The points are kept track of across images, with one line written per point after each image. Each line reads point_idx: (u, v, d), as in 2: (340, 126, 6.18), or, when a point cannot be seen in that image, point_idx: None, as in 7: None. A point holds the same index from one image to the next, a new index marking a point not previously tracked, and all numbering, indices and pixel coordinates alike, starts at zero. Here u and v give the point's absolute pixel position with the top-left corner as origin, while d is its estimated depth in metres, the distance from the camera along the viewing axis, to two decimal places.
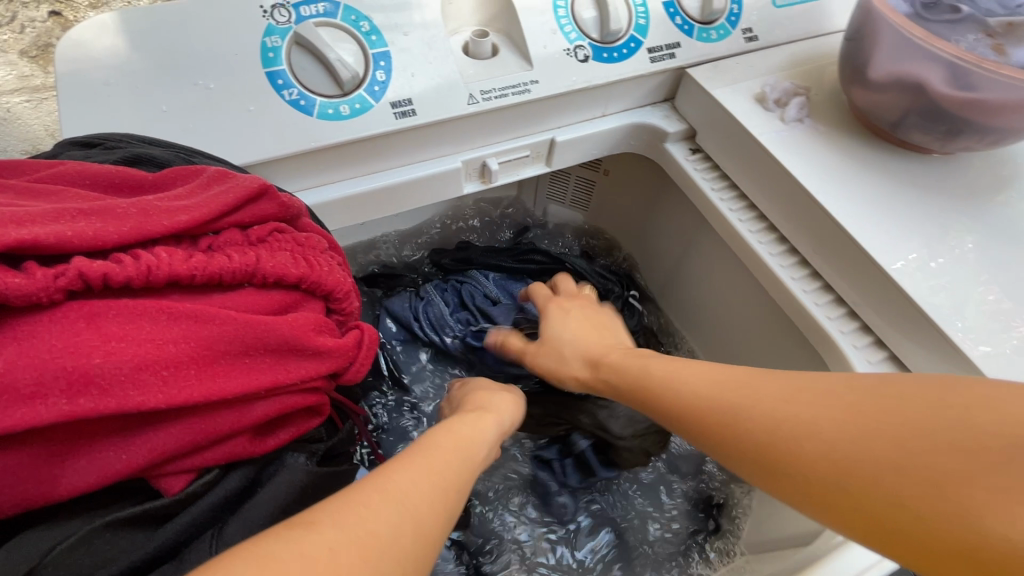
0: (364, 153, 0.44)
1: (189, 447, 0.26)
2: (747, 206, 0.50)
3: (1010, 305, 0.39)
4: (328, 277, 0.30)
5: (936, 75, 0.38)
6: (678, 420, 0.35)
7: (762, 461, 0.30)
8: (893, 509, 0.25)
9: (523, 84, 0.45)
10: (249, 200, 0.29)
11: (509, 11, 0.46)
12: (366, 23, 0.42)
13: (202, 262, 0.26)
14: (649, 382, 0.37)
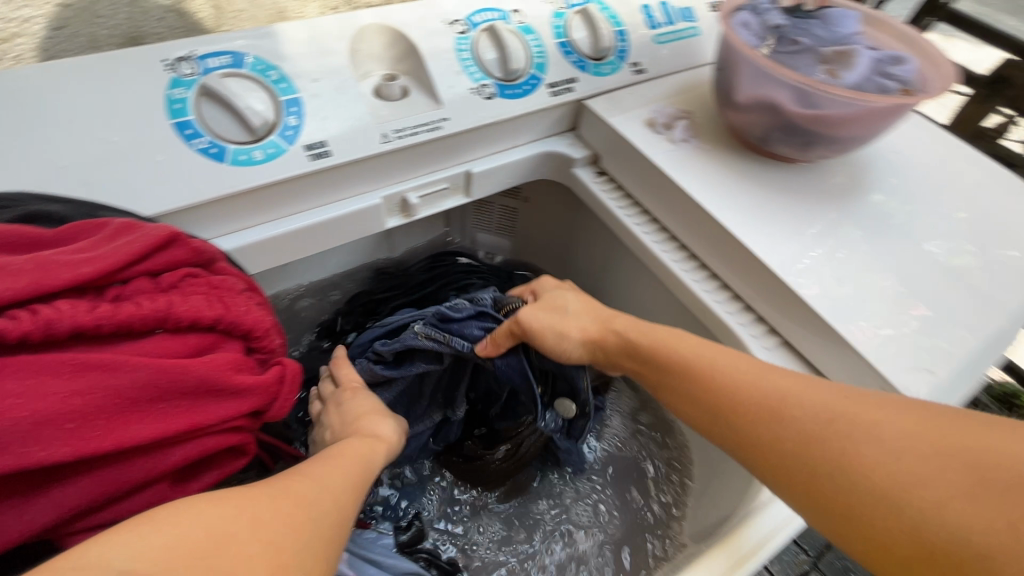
0: (282, 197, 0.44)
1: (103, 495, 0.27)
2: (650, 220, 0.55)
3: (874, 285, 0.45)
4: (245, 317, 0.31)
5: (786, 96, 0.45)
6: (696, 398, 0.40)
7: (779, 438, 0.36)
8: (881, 505, 0.31)
9: (434, 122, 0.48)
10: (159, 247, 0.29)
11: (415, 55, 0.49)
12: (274, 72, 0.43)
13: (109, 311, 0.26)
14: (684, 364, 0.41)
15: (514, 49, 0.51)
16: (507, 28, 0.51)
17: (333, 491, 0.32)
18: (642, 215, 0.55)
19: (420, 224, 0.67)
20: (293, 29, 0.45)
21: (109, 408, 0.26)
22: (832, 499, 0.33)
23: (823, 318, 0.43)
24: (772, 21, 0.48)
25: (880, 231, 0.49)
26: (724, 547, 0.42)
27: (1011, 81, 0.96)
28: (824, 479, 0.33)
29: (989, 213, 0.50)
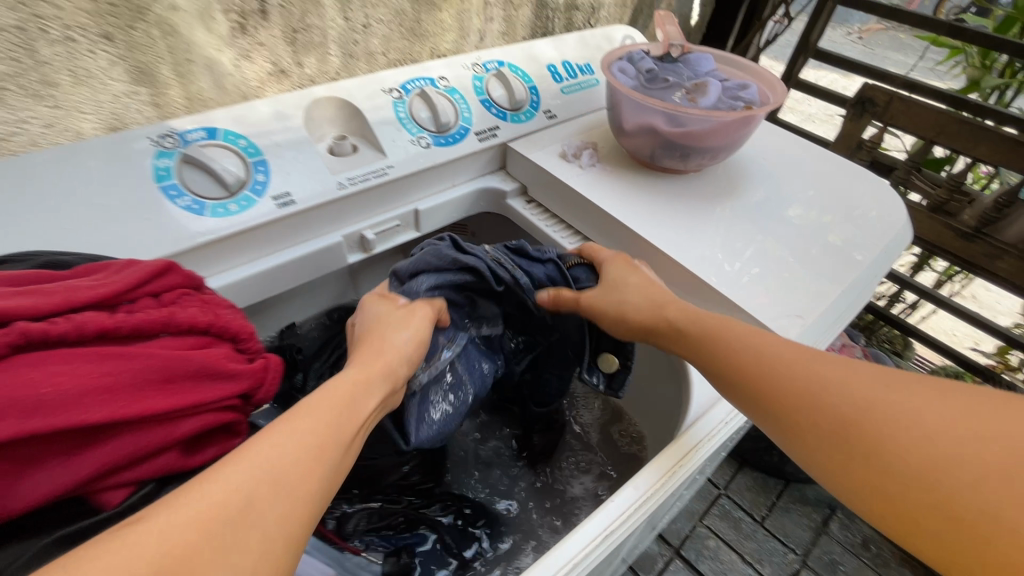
0: (254, 242, 0.52)
1: (128, 459, 0.31)
2: (576, 234, 0.65)
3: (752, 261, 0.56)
4: (233, 323, 0.38)
5: (659, 120, 0.56)
6: (741, 385, 0.45)
7: (813, 420, 0.41)
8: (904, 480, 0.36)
9: (381, 169, 0.58)
10: (159, 273, 0.37)
11: (361, 119, 0.59)
12: (243, 140, 0.52)
13: (126, 317, 0.33)
14: (733, 360, 0.46)
15: (443, 106, 0.62)
16: (436, 92, 0.63)
17: (301, 463, 0.33)
18: (566, 228, 0.65)
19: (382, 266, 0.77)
20: (258, 104, 0.55)
21: (133, 384, 0.31)
22: (856, 467, 0.38)
23: (722, 292, 0.53)
24: (645, 66, 0.60)
25: (755, 220, 0.60)
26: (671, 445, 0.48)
27: (874, 102, 1.17)
28: (849, 434, 0.39)
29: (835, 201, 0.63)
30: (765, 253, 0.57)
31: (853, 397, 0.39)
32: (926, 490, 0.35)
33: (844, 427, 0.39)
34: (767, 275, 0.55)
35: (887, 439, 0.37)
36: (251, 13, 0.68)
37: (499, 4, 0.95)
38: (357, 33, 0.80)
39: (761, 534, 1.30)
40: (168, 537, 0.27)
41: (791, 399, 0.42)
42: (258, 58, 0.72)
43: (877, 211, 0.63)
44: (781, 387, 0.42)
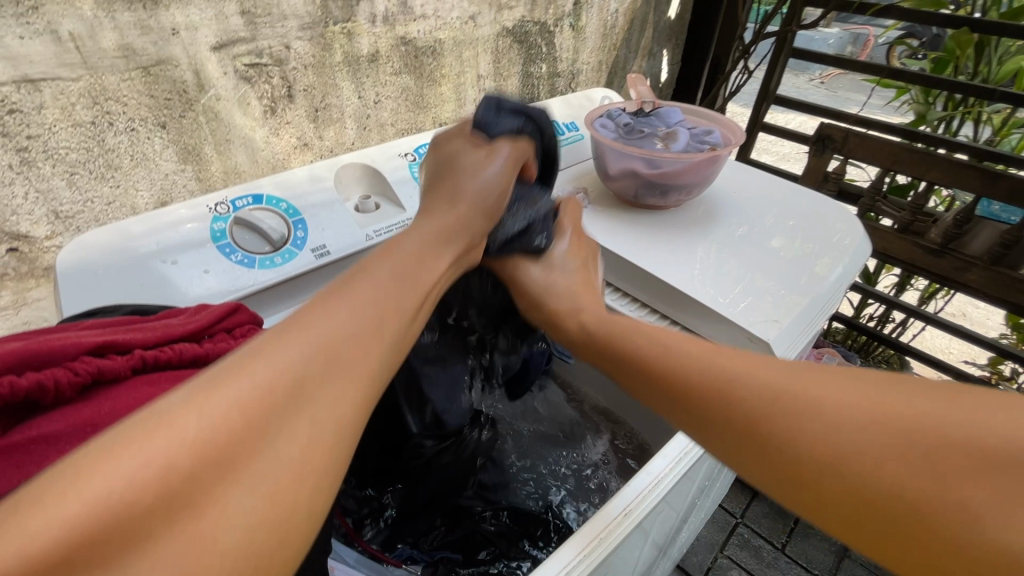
0: (295, 289, 0.60)
1: None
2: None
3: (733, 280, 0.65)
4: None
5: (640, 165, 0.66)
6: (686, 393, 0.42)
7: (750, 435, 0.38)
8: (883, 503, 0.32)
9: (402, 222, 0.66)
10: (234, 312, 0.45)
11: (381, 179, 0.69)
12: (284, 203, 0.61)
13: (214, 347, 0.41)
14: (668, 367, 0.45)
15: None
16: None
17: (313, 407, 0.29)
18: None
19: None
20: (295, 171, 0.64)
21: None
22: (801, 482, 0.36)
23: (721, 313, 0.61)
24: (622, 121, 0.71)
25: (733, 246, 0.69)
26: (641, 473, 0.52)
27: (832, 138, 1.29)
28: (759, 432, 0.38)
29: (801, 231, 0.73)
30: (755, 281, 0.65)
31: (747, 405, 0.39)
32: (830, 486, 0.34)
33: (747, 435, 0.38)
34: (765, 297, 0.63)
35: (790, 446, 0.36)
36: (281, 98, 0.79)
37: (491, 77, 1.08)
38: (369, 108, 0.91)
39: (784, 562, 1.29)
40: (212, 432, 0.25)
41: (732, 412, 0.39)
42: (285, 134, 0.82)
43: (851, 240, 0.73)
44: (692, 405, 0.42)
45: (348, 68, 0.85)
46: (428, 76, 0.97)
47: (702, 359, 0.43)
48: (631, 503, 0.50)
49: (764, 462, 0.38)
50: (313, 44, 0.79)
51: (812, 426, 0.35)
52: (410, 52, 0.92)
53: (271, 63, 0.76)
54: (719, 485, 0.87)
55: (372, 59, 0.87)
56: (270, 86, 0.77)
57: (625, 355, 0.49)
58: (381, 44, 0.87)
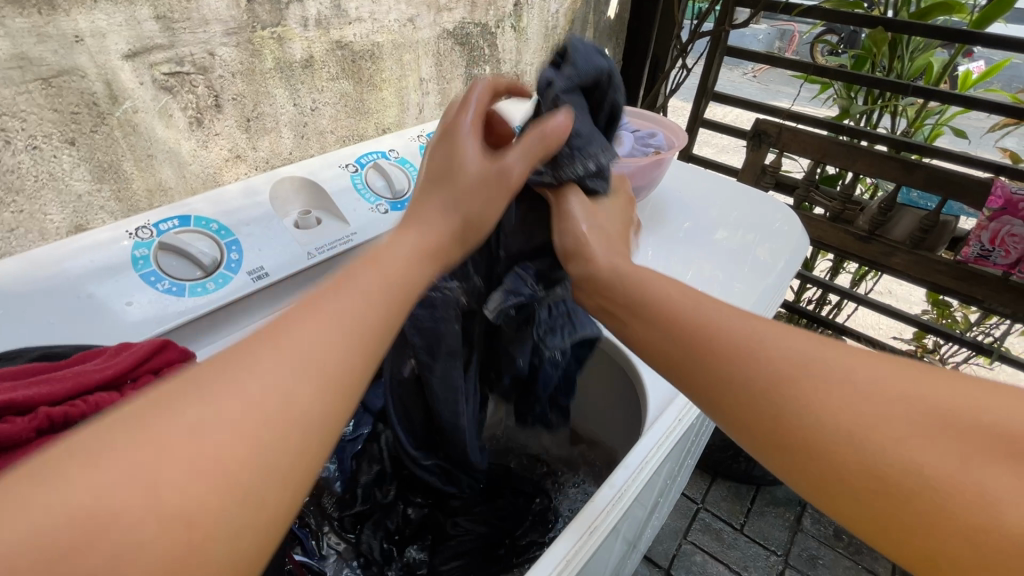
0: (232, 316, 0.56)
1: None
2: None
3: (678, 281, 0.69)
4: None
5: None
6: (688, 352, 0.42)
7: (735, 395, 0.40)
8: (871, 472, 0.34)
9: (345, 237, 0.63)
10: (156, 349, 0.43)
11: (322, 194, 0.66)
12: (215, 224, 0.57)
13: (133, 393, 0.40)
14: (676, 321, 0.44)
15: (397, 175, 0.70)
16: (389, 163, 0.71)
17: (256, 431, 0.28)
18: None
19: None
20: (226, 189, 0.60)
21: None
22: (791, 442, 0.37)
23: None
24: None
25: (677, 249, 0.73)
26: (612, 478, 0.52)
27: (767, 133, 1.35)
28: (796, 413, 0.36)
29: (737, 223, 0.78)
30: (698, 279, 0.69)
31: (762, 376, 0.39)
32: (838, 467, 0.35)
33: (782, 413, 0.37)
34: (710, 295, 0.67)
35: (818, 420, 0.36)
36: (207, 108, 0.74)
37: (433, 80, 1.06)
38: (306, 116, 0.87)
39: (743, 541, 1.35)
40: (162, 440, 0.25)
41: (742, 392, 0.39)
42: (214, 147, 0.77)
43: (780, 221, 0.78)
44: (709, 368, 0.41)
45: (280, 75, 0.80)
46: (368, 81, 0.94)
47: (718, 318, 0.43)
48: (593, 520, 0.49)
49: (754, 434, 0.39)
50: (240, 51, 0.74)
51: (825, 418, 0.35)
52: (347, 57, 0.88)
53: (194, 72, 0.70)
54: (682, 477, 0.89)
55: (306, 65, 0.83)
56: (194, 97, 0.72)
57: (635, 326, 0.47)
58: (315, 49, 0.83)
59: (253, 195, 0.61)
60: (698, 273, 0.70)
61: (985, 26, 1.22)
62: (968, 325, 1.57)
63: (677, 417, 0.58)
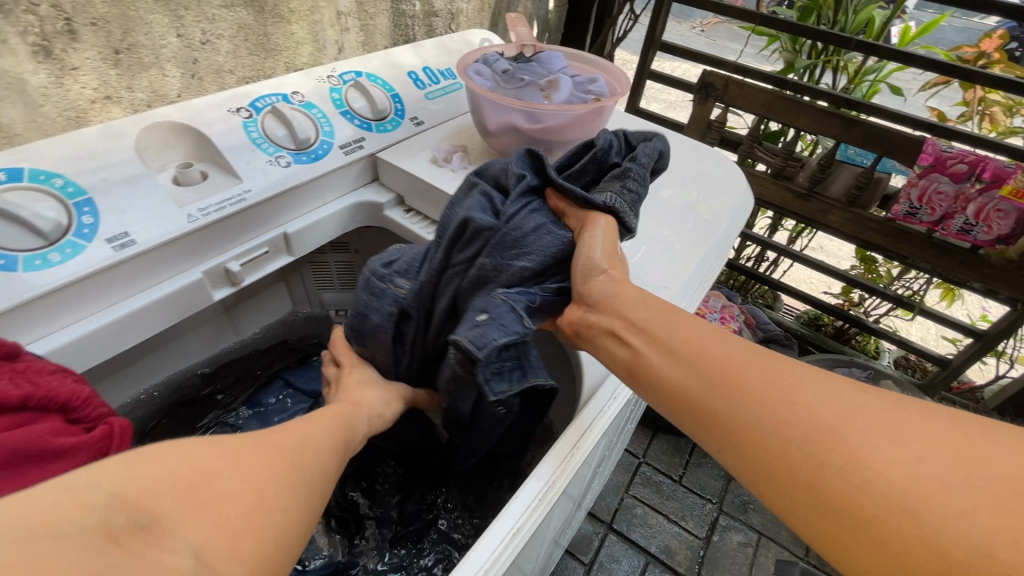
0: (88, 294, 0.46)
1: None
2: None
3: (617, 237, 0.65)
4: (56, 391, 0.39)
5: (519, 119, 0.59)
6: (710, 396, 0.42)
7: (759, 452, 0.38)
8: (920, 543, 0.31)
9: (237, 195, 0.54)
10: None
11: (208, 144, 0.55)
12: (59, 180, 0.46)
13: None
14: (696, 357, 0.44)
15: (300, 123, 0.59)
16: (290, 108, 0.60)
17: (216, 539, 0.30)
18: None
19: (260, 297, 0.74)
20: (76, 137, 0.48)
21: None
22: (826, 500, 0.35)
23: None
24: (498, 67, 0.62)
25: None
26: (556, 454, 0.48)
27: (715, 86, 1.31)
28: (827, 457, 0.35)
29: (681, 178, 0.74)
30: (642, 234, 0.65)
31: (781, 424, 0.38)
32: (868, 527, 0.33)
33: (801, 457, 0.36)
34: (652, 252, 0.64)
35: (850, 475, 0.34)
36: (57, 35, 0.60)
37: (353, 14, 0.93)
38: (195, 51, 0.73)
39: (681, 492, 1.40)
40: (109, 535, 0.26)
41: (763, 443, 0.38)
42: (73, 85, 0.63)
43: (722, 172, 0.76)
44: (722, 417, 0.41)
45: None
46: (271, 11, 0.80)
47: (738, 357, 0.43)
48: (523, 515, 0.44)
49: (774, 479, 0.38)
50: None
51: (856, 476, 0.34)
52: None
53: None
54: (622, 443, 0.88)
55: None
56: (36, 19, 0.57)
57: (654, 376, 0.45)
58: None
59: (113, 144, 0.50)
60: (646, 228, 0.66)
61: None
62: (891, 279, 1.65)
63: (611, 397, 0.54)
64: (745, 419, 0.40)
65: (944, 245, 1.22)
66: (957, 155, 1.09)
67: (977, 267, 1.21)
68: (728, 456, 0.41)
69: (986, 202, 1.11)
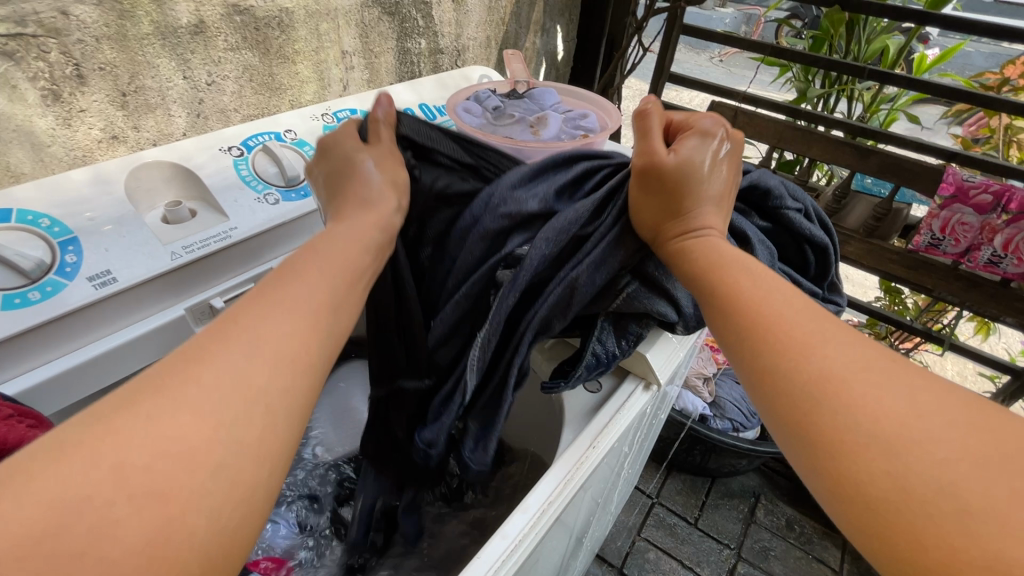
0: (66, 332, 0.46)
1: None
2: None
3: None
4: (10, 436, 0.39)
5: (506, 156, 0.60)
6: (805, 380, 0.36)
7: (839, 490, 0.32)
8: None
9: (222, 233, 0.54)
10: None
11: (198, 182, 0.56)
12: (45, 219, 0.47)
13: None
14: (771, 327, 0.39)
15: (290, 160, 0.60)
16: (282, 145, 0.62)
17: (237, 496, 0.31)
18: None
19: None
20: (66, 180, 0.50)
21: None
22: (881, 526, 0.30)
23: None
24: (488, 104, 0.64)
25: None
26: (520, 509, 0.44)
27: (723, 116, 1.30)
28: (853, 474, 0.32)
29: None
30: None
31: (880, 435, 0.31)
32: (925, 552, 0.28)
33: (891, 446, 0.31)
34: None
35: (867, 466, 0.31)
36: (66, 80, 0.62)
37: (358, 53, 0.95)
38: (201, 92, 0.76)
39: (697, 536, 1.31)
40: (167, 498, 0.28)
41: (842, 431, 0.33)
42: (79, 126, 0.66)
43: None
44: (804, 384, 0.36)
45: (162, 42, 0.69)
46: (277, 53, 0.83)
47: (835, 350, 0.37)
48: (504, 551, 0.41)
49: (792, 424, 0.36)
50: (103, 11, 0.62)
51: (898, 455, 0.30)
52: (249, 24, 0.77)
53: (42, 34, 0.59)
54: (625, 481, 0.82)
55: (196, 31, 0.72)
56: (46, 65, 0.60)
57: (779, 330, 0.39)
58: (204, 12, 0.71)
59: (103, 185, 0.51)
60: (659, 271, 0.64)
61: (940, 7, 1.17)
62: (919, 312, 1.51)
63: (589, 445, 0.50)
64: (877, 411, 0.32)
65: (971, 277, 1.15)
66: (981, 185, 1.04)
67: (1012, 301, 1.12)
68: (803, 464, 0.35)
69: (1015, 232, 1.04)
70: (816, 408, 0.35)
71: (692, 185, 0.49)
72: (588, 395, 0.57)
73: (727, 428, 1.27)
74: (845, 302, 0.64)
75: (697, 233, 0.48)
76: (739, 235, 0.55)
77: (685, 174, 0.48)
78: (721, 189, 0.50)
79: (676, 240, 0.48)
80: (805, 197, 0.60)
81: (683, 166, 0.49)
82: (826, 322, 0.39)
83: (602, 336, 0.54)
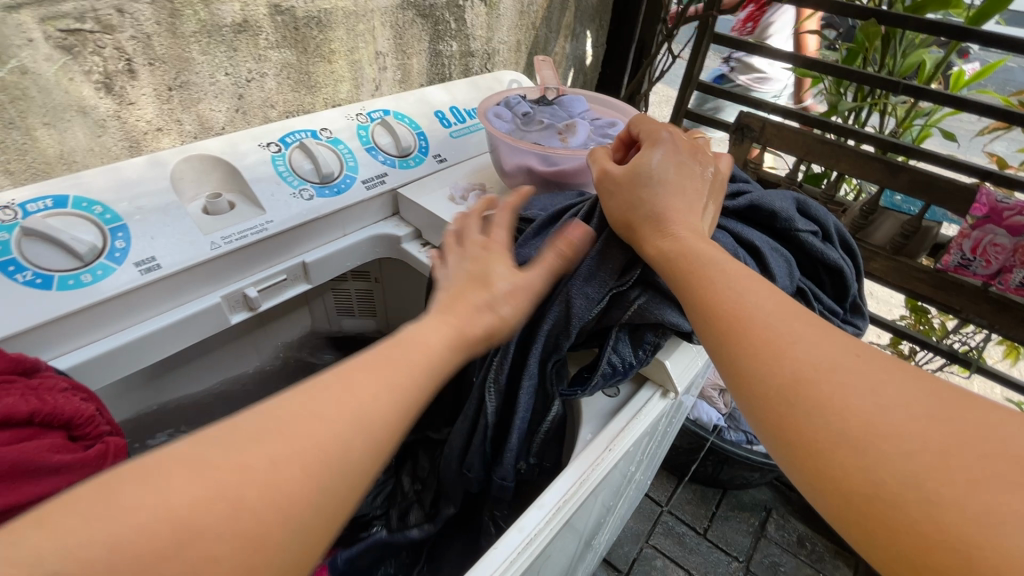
0: (113, 314, 0.49)
1: None
2: None
3: None
4: (65, 407, 0.41)
5: (534, 161, 0.62)
6: (780, 393, 0.37)
7: (828, 486, 0.33)
8: None
9: (259, 225, 0.56)
10: None
11: (237, 176, 0.58)
12: (99, 207, 0.50)
13: None
14: (751, 332, 0.40)
15: (325, 157, 0.63)
16: (317, 143, 0.64)
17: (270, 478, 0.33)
18: None
19: (285, 320, 0.76)
20: (120, 170, 0.53)
21: None
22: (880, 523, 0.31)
23: None
24: (518, 110, 0.65)
25: None
26: (536, 504, 0.45)
27: (750, 127, 1.30)
28: (841, 471, 0.33)
29: None
30: None
31: (851, 432, 0.33)
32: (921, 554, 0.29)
33: (862, 442, 0.32)
34: None
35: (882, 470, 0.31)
36: (118, 74, 0.66)
37: (391, 54, 0.97)
38: (242, 88, 0.79)
39: (705, 546, 1.31)
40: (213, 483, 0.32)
41: (824, 433, 0.34)
42: (129, 118, 0.69)
43: None
44: (779, 392, 0.37)
45: (208, 39, 0.72)
46: (314, 52, 0.86)
47: (817, 350, 0.38)
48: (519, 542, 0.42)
49: (783, 435, 0.36)
50: (156, 10, 0.65)
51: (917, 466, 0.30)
52: (289, 24, 0.80)
53: (98, 30, 0.62)
54: (637, 486, 0.83)
55: (240, 29, 0.74)
56: (101, 60, 0.63)
57: (753, 337, 0.40)
58: (248, 12, 0.74)
59: (152, 175, 0.54)
60: None
61: (980, 23, 1.12)
62: (945, 333, 1.48)
63: (606, 446, 0.51)
64: (851, 409, 0.34)
65: (1000, 300, 1.12)
66: (1015, 207, 1.01)
67: None
68: (795, 472, 0.36)
69: None
70: (792, 421, 0.36)
71: (654, 185, 0.51)
72: (606, 400, 0.58)
73: (741, 440, 1.26)
74: (866, 325, 0.64)
75: (672, 232, 0.48)
76: (749, 247, 0.55)
77: (642, 175, 0.51)
78: (691, 192, 0.52)
79: (653, 244, 0.49)
80: (826, 214, 0.60)
81: (637, 172, 0.51)
82: (801, 324, 0.40)
83: (616, 347, 0.54)
